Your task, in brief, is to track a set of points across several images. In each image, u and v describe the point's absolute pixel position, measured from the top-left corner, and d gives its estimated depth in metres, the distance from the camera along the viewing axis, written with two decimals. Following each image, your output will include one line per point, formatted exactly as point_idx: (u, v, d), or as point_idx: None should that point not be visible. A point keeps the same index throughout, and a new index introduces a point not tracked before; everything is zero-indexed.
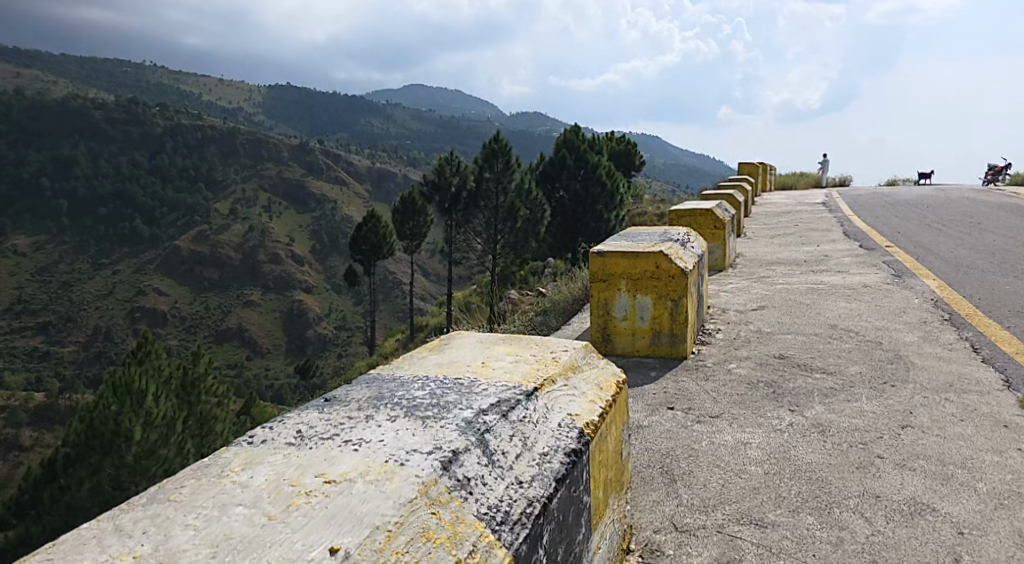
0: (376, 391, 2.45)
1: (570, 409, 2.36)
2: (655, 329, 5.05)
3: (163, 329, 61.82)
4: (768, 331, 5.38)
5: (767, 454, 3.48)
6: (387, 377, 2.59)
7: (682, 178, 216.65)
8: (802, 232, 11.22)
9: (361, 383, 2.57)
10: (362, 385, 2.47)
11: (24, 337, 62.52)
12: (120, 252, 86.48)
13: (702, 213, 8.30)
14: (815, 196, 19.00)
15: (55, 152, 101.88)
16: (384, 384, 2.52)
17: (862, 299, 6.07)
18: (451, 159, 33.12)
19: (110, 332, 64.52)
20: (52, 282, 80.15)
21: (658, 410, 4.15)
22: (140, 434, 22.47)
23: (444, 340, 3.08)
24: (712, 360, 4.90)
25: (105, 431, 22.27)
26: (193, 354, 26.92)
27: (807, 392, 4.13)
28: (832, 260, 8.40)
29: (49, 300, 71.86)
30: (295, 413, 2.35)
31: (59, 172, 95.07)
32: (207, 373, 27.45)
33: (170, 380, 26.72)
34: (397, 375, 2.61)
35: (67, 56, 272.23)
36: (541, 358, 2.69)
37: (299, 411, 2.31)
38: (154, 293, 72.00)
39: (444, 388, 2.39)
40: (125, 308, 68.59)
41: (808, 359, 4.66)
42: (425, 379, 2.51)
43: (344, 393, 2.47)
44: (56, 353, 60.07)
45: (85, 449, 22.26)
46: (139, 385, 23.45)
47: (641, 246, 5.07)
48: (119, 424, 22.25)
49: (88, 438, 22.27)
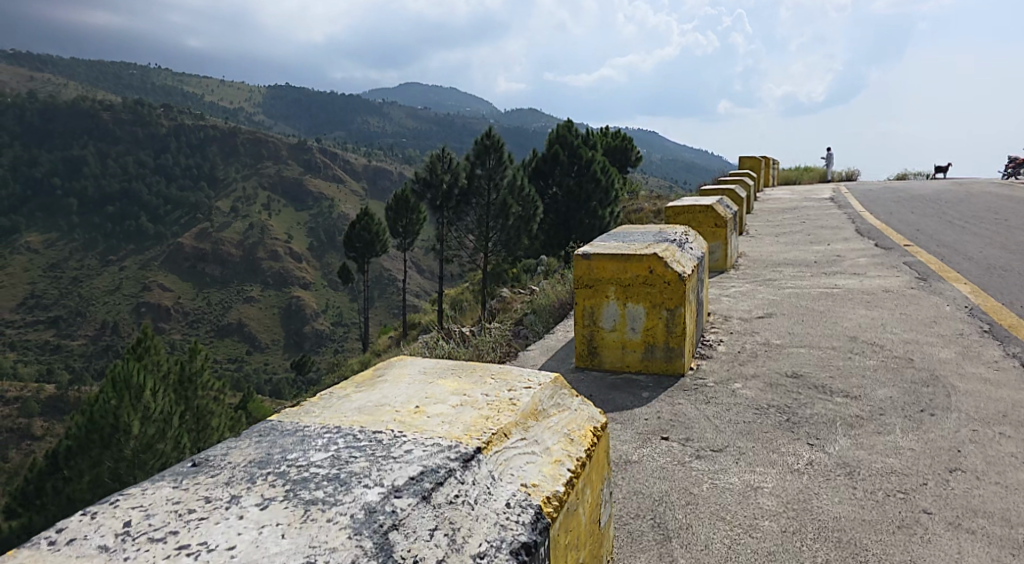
0: (264, 447, 1.75)
1: (525, 477, 1.71)
2: (648, 342, 4.39)
3: (166, 323, 61.54)
4: (778, 343, 4.75)
5: (784, 504, 2.83)
6: (290, 426, 1.88)
7: (682, 173, 216.90)
8: (810, 232, 10.55)
9: (254, 436, 1.86)
10: (266, 436, 1.82)
11: (35, 331, 62.78)
12: (125, 248, 86.32)
13: (701, 210, 7.73)
14: (821, 191, 18.45)
15: (63, 150, 102.10)
16: (281, 435, 1.82)
17: (884, 307, 5.40)
18: (442, 155, 31.83)
19: (117, 326, 64.49)
20: (62, 277, 80.39)
21: (651, 439, 3.49)
22: (138, 428, 20.89)
23: (379, 368, 2.36)
24: (713, 381, 4.23)
25: (104, 424, 20.80)
26: (190, 349, 25.77)
27: (835, 421, 3.50)
28: (846, 261, 7.81)
29: (58, 297, 71.87)
30: (146, 482, 1.68)
31: (66, 170, 95.19)
32: (206, 369, 26.39)
33: (169, 376, 25.64)
34: (299, 423, 1.90)
35: (73, 60, 272.92)
36: (492, 400, 1.99)
37: (168, 479, 1.65)
38: (157, 289, 71.74)
39: (351, 450, 1.70)
40: (131, 303, 68.42)
41: (826, 377, 4.06)
42: (331, 431, 1.81)
43: (221, 450, 1.78)
44: (64, 347, 59.93)
45: (84, 442, 20.84)
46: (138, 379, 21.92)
47: (632, 248, 4.44)
48: (118, 417, 20.80)
49: (87, 432, 20.85)
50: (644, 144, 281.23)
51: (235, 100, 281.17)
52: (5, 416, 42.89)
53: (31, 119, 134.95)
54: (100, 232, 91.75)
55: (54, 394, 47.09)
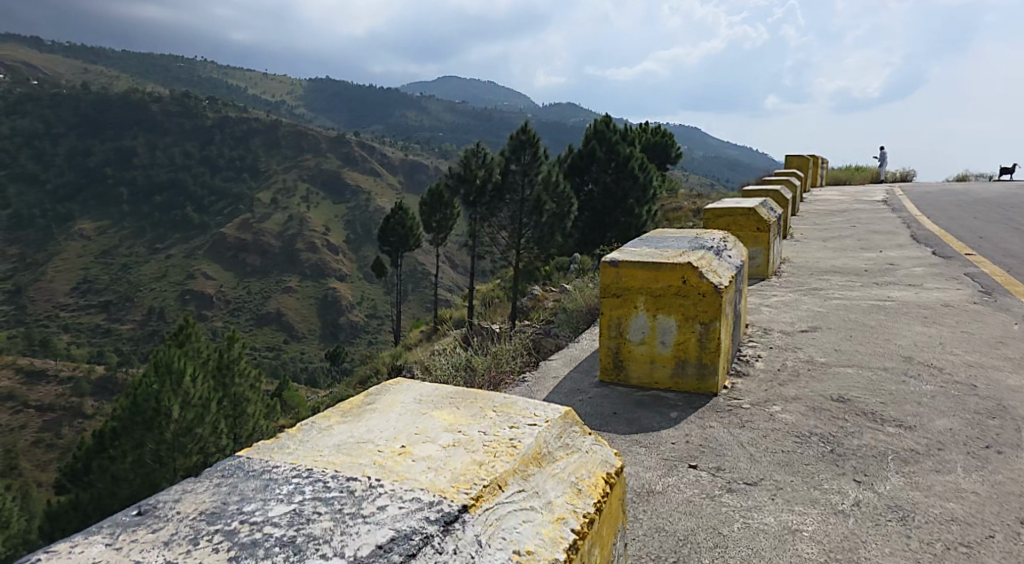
0: (214, 496, 1.36)
1: (536, 543, 1.36)
2: (678, 357, 4.09)
3: (210, 311, 62.84)
4: (821, 361, 4.69)
5: (827, 551, 2.51)
6: (258, 465, 1.50)
7: (724, 170, 215.98)
8: (861, 236, 10.12)
9: (210, 475, 1.47)
10: (222, 482, 1.42)
11: (87, 315, 64.85)
12: (171, 236, 88.60)
13: (744, 213, 7.33)
14: (872, 192, 17.79)
15: (115, 140, 105.19)
16: (245, 478, 1.43)
17: (944, 323, 5.51)
18: (476, 149, 30.57)
19: (164, 312, 66.07)
20: (112, 263, 82.68)
21: (676, 467, 3.16)
22: (179, 412, 19.86)
23: (365, 396, 2.00)
24: (749, 402, 3.96)
25: (146, 407, 19.74)
26: (229, 337, 25.12)
27: (887, 454, 3.23)
28: (900, 270, 7.68)
29: (108, 282, 74.19)
30: (66, 538, 1.27)
31: (117, 161, 97.55)
32: (243, 357, 25.63)
33: (208, 363, 24.97)
34: (270, 462, 1.51)
35: (121, 51, 276.41)
36: (495, 438, 1.64)
37: (102, 532, 1.27)
38: (201, 276, 73.35)
39: (323, 511, 1.30)
40: (175, 289, 69.85)
41: (877, 405, 3.84)
42: (297, 477, 1.42)
43: (170, 496, 1.38)
44: (115, 331, 61.68)
45: (129, 424, 19.87)
46: (179, 364, 20.99)
47: (664, 256, 4.14)
48: (158, 401, 19.70)
49: (131, 414, 19.85)
50: (686, 140, 281.36)
51: (276, 94, 281.19)
52: (57, 395, 44.50)
53: (83, 109, 138.50)
54: (149, 221, 94.41)
55: (104, 375, 48.64)
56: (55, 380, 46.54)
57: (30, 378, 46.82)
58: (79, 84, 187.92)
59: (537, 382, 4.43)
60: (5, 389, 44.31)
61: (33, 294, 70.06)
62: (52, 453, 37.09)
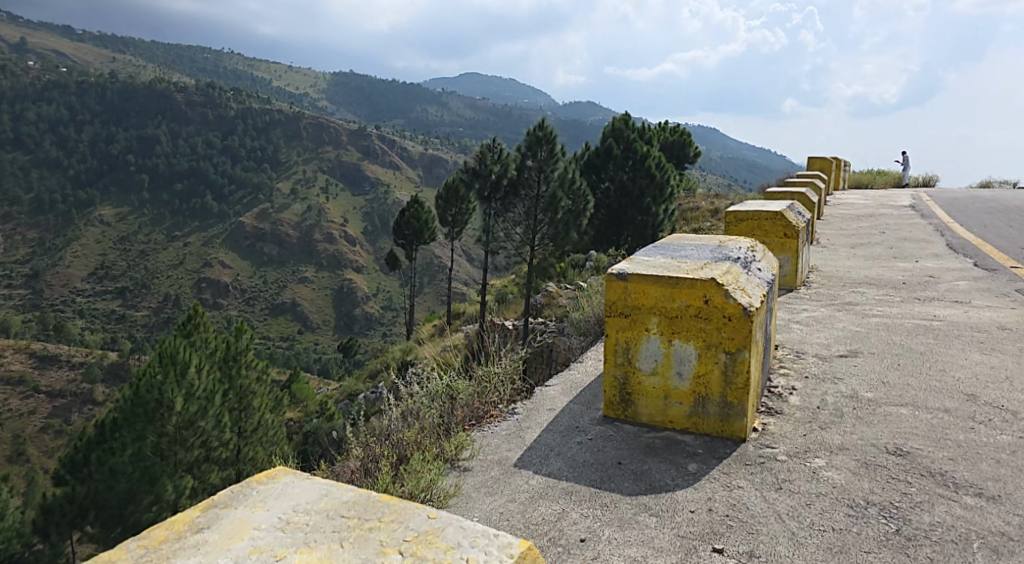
0: None
1: None
2: (698, 394, 3.36)
3: (224, 301, 62.67)
4: (869, 398, 3.91)
5: None
6: None
7: (743, 172, 214.56)
8: (892, 244, 9.27)
9: None
10: None
11: (103, 301, 65.11)
12: (189, 225, 88.85)
13: (770, 218, 6.56)
14: (900, 196, 16.85)
15: (137, 129, 105.62)
16: None
17: (1007, 352, 4.70)
18: (492, 145, 29.13)
19: (178, 300, 65.98)
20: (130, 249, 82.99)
21: (694, 553, 2.43)
22: (182, 404, 18.13)
23: (209, 508, 1.85)
24: (785, 452, 3.23)
25: (149, 399, 18.07)
26: (237, 326, 21.50)
27: (971, 539, 2.53)
28: (941, 283, 6.88)
29: (126, 269, 74.48)
30: None
31: (140, 149, 97.73)
32: (252, 349, 22.16)
33: (212, 353, 21.35)
34: None
35: (151, 42, 277.89)
36: None
37: None
38: (218, 265, 73.38)
39: None
40: (191, 277, 69.86)
41: (946, 463, 3.10)
42: None
43: None
44: (130, 318, 61.91)
45: (130, 416, 18.34)
46: (184, 354, 19.05)
47: (678, 267, 3.45)
48: (162, 394, 17.95)
49: (133, 405, 18.24)
50: (704, 141, 281.22)
51: (300, 86, 281.65)
52: (69, 381, 44.84)
53: (110, 98, 138.78)
54: (168, 209, 94.82)
55: (116, 361, 48.47)
56: (67, 365, 46.85)
57: (42, 363, 47.03)
58: (106, 74, 188.91)
59: (532, 416, 3.72)
60: (17, 373, 44.54)
61: (51, 279, 70.59)
62: (61, 440, 37.02)
